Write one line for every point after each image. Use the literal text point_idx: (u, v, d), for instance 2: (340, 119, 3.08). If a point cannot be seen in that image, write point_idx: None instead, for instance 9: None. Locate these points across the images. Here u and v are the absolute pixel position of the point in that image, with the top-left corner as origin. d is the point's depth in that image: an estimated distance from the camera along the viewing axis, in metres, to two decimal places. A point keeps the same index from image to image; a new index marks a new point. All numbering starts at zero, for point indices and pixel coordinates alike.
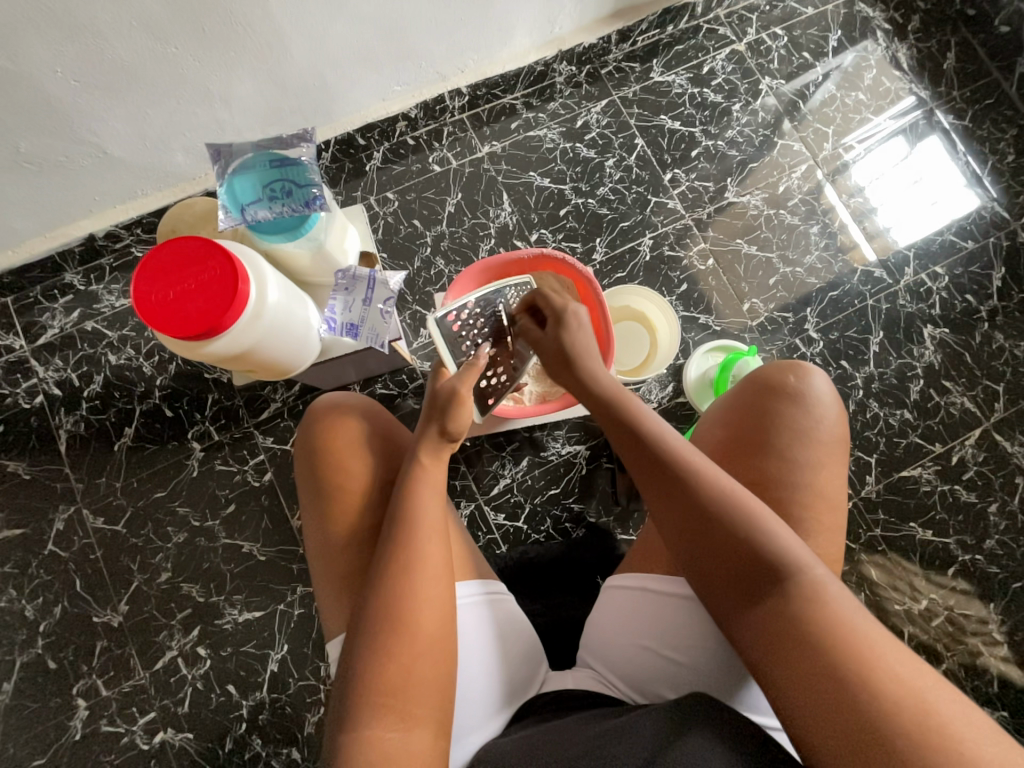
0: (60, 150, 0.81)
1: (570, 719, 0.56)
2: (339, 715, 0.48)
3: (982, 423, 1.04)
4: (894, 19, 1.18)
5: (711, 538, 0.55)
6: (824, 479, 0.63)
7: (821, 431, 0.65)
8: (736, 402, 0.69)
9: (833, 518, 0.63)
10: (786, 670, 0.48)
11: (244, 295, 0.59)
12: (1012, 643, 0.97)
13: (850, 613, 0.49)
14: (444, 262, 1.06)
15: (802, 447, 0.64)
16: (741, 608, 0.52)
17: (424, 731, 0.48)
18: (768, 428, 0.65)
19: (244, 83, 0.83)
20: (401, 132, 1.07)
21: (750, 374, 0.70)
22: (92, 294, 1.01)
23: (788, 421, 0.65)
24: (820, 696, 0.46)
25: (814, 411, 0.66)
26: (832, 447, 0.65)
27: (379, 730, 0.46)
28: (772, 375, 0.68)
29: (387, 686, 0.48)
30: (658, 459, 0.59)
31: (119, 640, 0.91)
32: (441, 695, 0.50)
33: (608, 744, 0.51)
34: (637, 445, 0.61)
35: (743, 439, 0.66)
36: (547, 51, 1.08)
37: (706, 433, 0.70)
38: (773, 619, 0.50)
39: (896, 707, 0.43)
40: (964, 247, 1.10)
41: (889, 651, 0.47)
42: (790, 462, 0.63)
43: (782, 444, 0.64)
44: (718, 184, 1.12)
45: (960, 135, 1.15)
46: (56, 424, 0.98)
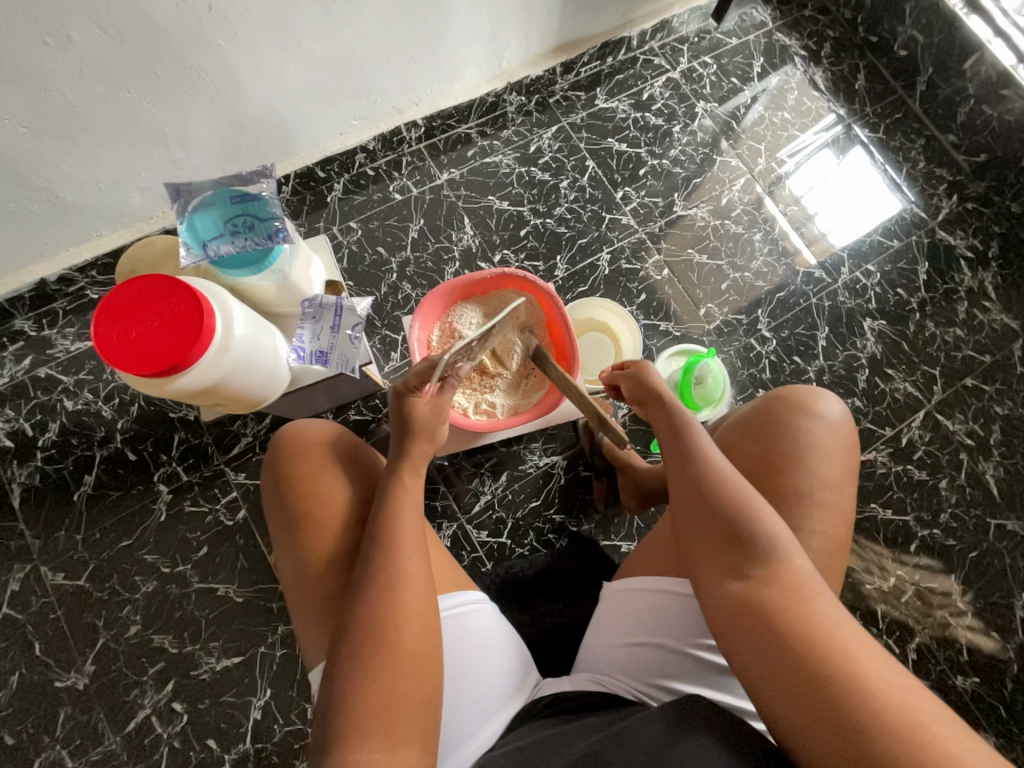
0: (8, 196, 0.80)
1: (565, 729, 0.55)
2: (321, 742, 0.47)
3: (924, 405, 1.12)
4: (808, 46, 1.30)
5: (716, 524, 0.58)
6: (836, 494, 0.67)
7: (822, 450, 0.69)
8: (742, 424, 0.74)
9: (837, 530, 0.67)
10: (771, 662, 0.49)
11: (210, 328, 0.59)
12: (976, 611, 1.02)
13: (834, 613, 0.51)
14: (411, 286, 1.08)
15: (818, 461, 0.68)
16: (732, 598, 0.54)
17: (409, 750, 0.47)
18: (770, 446, 0.69)
19: (200, 123, 0.84)
20: (360, 164, 1.10)
21: (778, 389, 0.75)
22: (45, 340, 0.97)
23: (807, 436, 0.69)
24: (795, 681, 0.47)
25: (816, 430, 0.70)
26: (837, 466, 0.69)
27: (363, 753, 0.45)
28: (798, 394, 0.72)
29: (369, 708, 0.47)
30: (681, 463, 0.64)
31: (85, 705, 0.85)
32: (426, 713, 0.49)
33: (602, 752, 0.50)
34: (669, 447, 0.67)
35: (769, 451, 0.69)
36: (497, 83, 1.14)
37: (732, 440, 0.73)
38: (762, 612, 0.52)
39: (877, 702, 0.45)
40: (891, 246, 1.21)
41: (862, 646, 0.49)
42: (811, 475, 0.67)
43: (802, 457, 0.68)
44: (666, 200, 1.20)
45: (876, 146, 1.27)
46: (8, 478, 0.93)
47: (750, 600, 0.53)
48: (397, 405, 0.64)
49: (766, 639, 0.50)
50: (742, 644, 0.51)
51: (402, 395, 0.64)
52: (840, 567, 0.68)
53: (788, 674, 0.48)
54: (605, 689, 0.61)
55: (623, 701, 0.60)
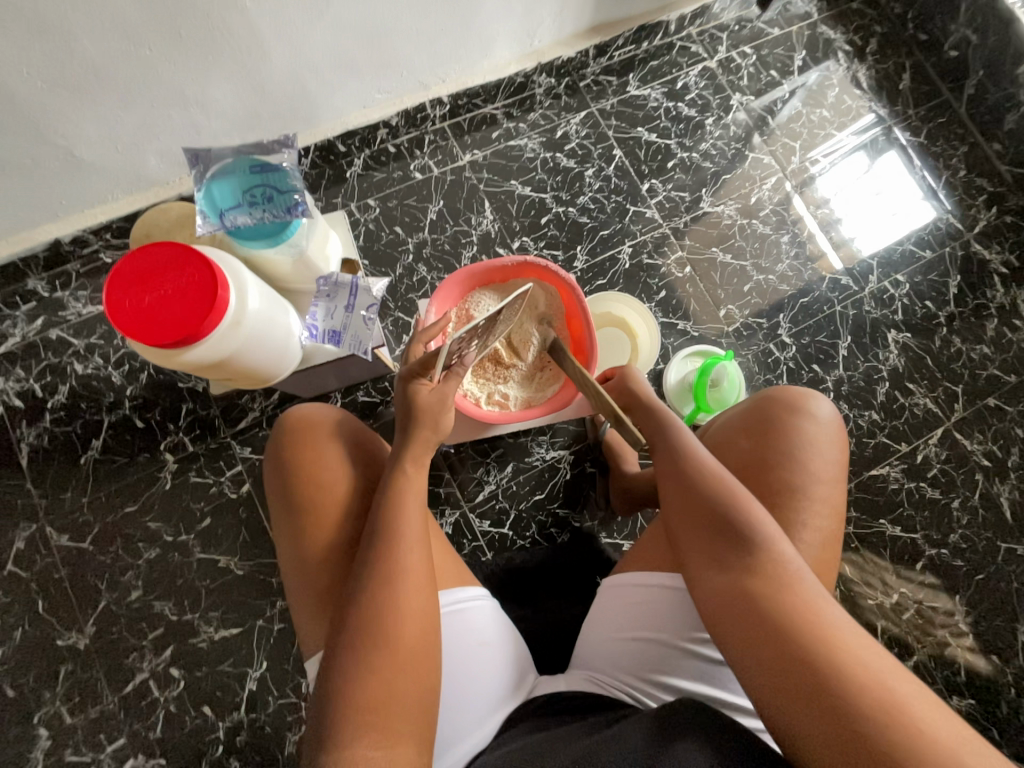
0: (24, 152, 0.78)
1: (565, 727, 0.54)
2: (317, 734, 0.47)
3: (943, 423, 1.10)
4: (853, 41, 1.25)
5: (710, 527, 0.56)
6: (830, 491, 0.65)
7: (816, 447, 0.67)
8: (739, 421, 0.71)
9: (830, 527, 0.65)
10: (758, 654, 0.48)
11: (224, 302, 0.58)
12: (977, 634, 1.01)
13: (819, 603, 0.50)
14: (426, 269, 1.06)
15: (812, 458, 0.66)
16: (720, 591, 0.53)
17: (405, 746, 0.46)
18: (762, 443, 0.67)
19: (221, 88, 0.82)
20: (381, 139, 1.07)
21: (774, 388, 0.73)
22: (57, 301, 0.97)
23: (801, 433, 0.67)
24: (791, 681, 0.46)
25: (811, 429, 0.68)
26: (832, 464, 0.67)
27: (359, 748, 0.45)
28: (795, 393, 0.70)
29: (367, 702, 0.47)
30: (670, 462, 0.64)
31: (85, 664, 0.86)
32: (424, 709, 0.49)
33: (600, 752, 0.49)
34: (661, 447, 0.66)
35: (761, 447, 0.67)
36: (527, 63, 1.10)
37: (728, 437, 0.71)
38: (749, 603, 0.51)
39: (861, 687, 0.44)
40: (923, 256, 1.16)
41: (859, 643, 0.47)
42: (807, 473, 0.65)
43: (796, 455, 0.66)
44: (693, 195, 1.16)
45: (916, 151, 1.22)
46: (16, 437, 0.93)
47: (737, 592, 0.52)
48: (403, 390, 0.63)
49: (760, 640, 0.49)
50: (729, 636, 0.51)
51: (410, 383, 0.63)
52: (834, 565, 0.66)
53: (774, 664, 0.47)
54: (600, 690, 0.60)
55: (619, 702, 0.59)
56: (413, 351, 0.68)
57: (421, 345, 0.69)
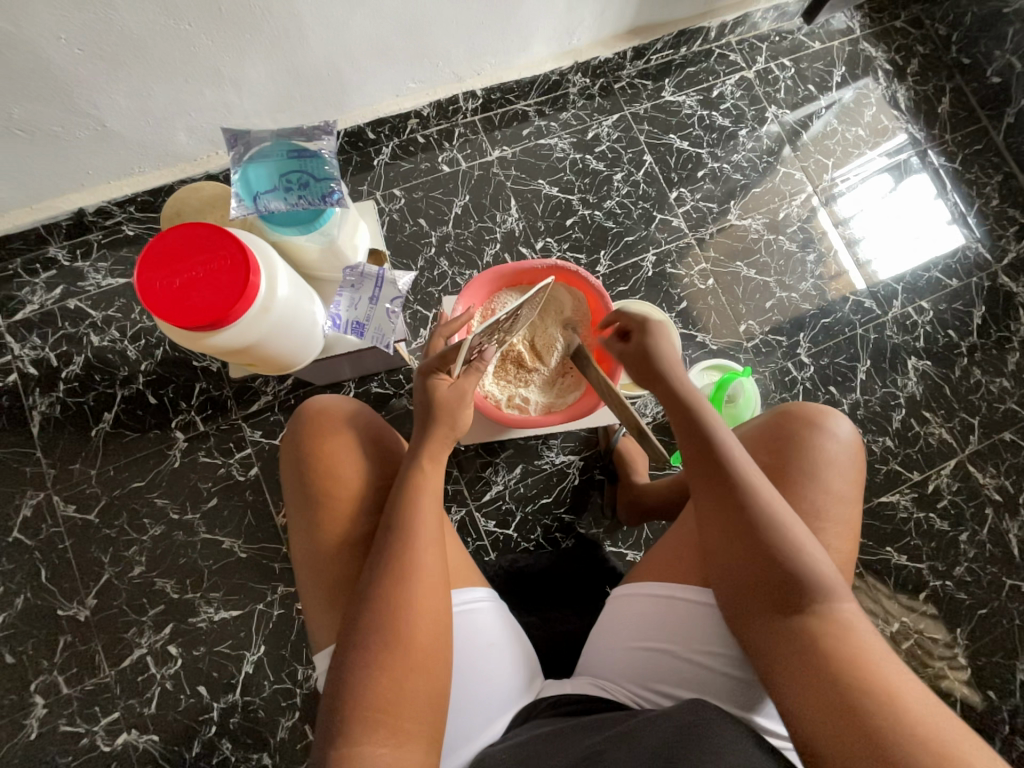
0: (55, 119, 0.78)
1: (570, 725, 0.54)
2: (327, 730, 0.47)
3: (957, 454, 1.09)
4: (894, 61, 1.22)
5: (736, 533, 0.56)
6: (847, 512, 0.64)
7: (833, 466, 0.66)
8: (759, 435, 0.70)
9: (847, 547, 0.64)
10: (813, 696, 0.47)
11: (255, 286, 0.57)
12: (975, 668, 1.00)
13: (870, 643, 0.50)
14: (448, 263, 1.05)
15: (830, 477, 0.65)
16: (775, 630, 0.52)
17: (415, 747, 0.46)
18: (781, 458, 0.66)
19: (257, 67, 0.81)
20: (411, 129, 1.06)
21: (792, 403, 0.72)
22: (77, 271, 0.97)
23: (819, 452, 0.66)
24: (812, 686, 0.48)
25: (829, 447, 0.67)
26: (850, 484, 0.66)
27: (368, 747, 0.45)
28: (812, 410, 0.69)
29: (378, 701, 0.46)
30: (714, 484, 0.59)
31: (84, 636, 0.86)
32: (434, 710, 0.49)
33: (606, 752, 0.48)
34: (692, 456, 0.62)
35: (779, 465, 0.66)
36: (564, 61, 1.09)
37: (746, 454, 0.70)
38: (805, 643, 0.50)
39: (914, 726, 0.44)
40: (948, 285, 1.15)
41: (904, 682, 0.47)
42: (825, 491, 0.64)
43: (814, 473, 0.65)
44: (721, 206, 1.15)
45: (950, 176, 1.20)
46: (29, 405, 0.93)
47: (792, 632, 0.51)
48: (422, 385, 0.62)
49: (786, 644, 0.51)
50: (783, 674, 0.50)
51: (430, 377, 0.62)
52: (849, 585, 0.65)
53: (830, 705, 0.46)
54: (607, 696, 0.59)
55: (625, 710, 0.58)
56: (435, 345, 0.68)
57: (443, 339, 0.69)
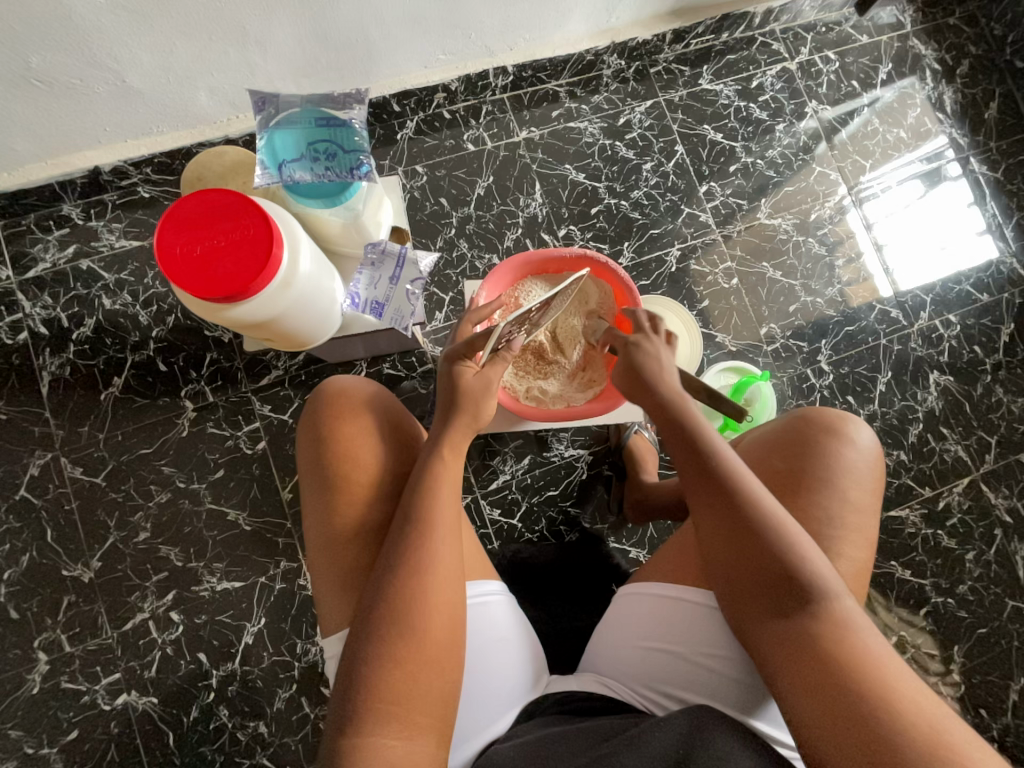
0: (74, 72, 0.75)
1: (578, 725, 0.53)
2: (338, 718, 0.47)
3: (971, 473, 1.07)
4: (944, 60, 1.17)
5: (736, 538, 0.55)
6: (863, 521, 0.63)
7: (851, 474, 0.64)
8: (776, 439, 0.68)
9: (861, 556, 0.63)
10: (819, 706, 0.47)
11: (278, 260, 0.55)
12: (969, 685, 1.00)
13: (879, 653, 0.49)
14: (467, 245, 1.02)
15: (848, 485, 0.64)
16: (780, 643, 0.51)
17: (424, 741, 0.46)
18: (798, 464, 0.65)
19: (283, 27, 0.77)
20: (438, 104, 1.03)
21: (812, 409, 0.70)
22: (91, 231, 0.95)
23: (838, 460, 0.65)
24: (819, 695, 0.47)
25: (847, 455, 0.65)
26: (867, 492, 0.64)
27: (379, 737, 0.45)
28: (833, 416, 0.67)
29: (391, 692, 0.46)
30: (708, 486, 0.58)
31: (88, 597, 0.87)
32: (445, 704, 0.49)
33: (616, 754, 0.48)
34: (691, 460, 0.60)
35: (797, 473, 0.64)
36: (600, 40, 1.04)
37: (763, 459, 0.68)
38: (810, 655, 0.49)
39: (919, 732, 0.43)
40: (978, 299, 1.12)
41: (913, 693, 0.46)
42: (842, 500, 0.63)
43: (832, 480, 0.63)
44: (751, 203, 1.11)
45: (991, 186, 1.15)
46: (39, 365, 0.92)
47: (797, 645, 0.50)
48: (447, 372, 0.61)
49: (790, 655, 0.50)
50: (787, 685, 0.49)
51: (455, 365, 0.61)
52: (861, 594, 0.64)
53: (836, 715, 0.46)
54: (613, 695, 0.59)
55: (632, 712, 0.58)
56: (463, 332, 0.66)
57: (471, 326, 0.67)
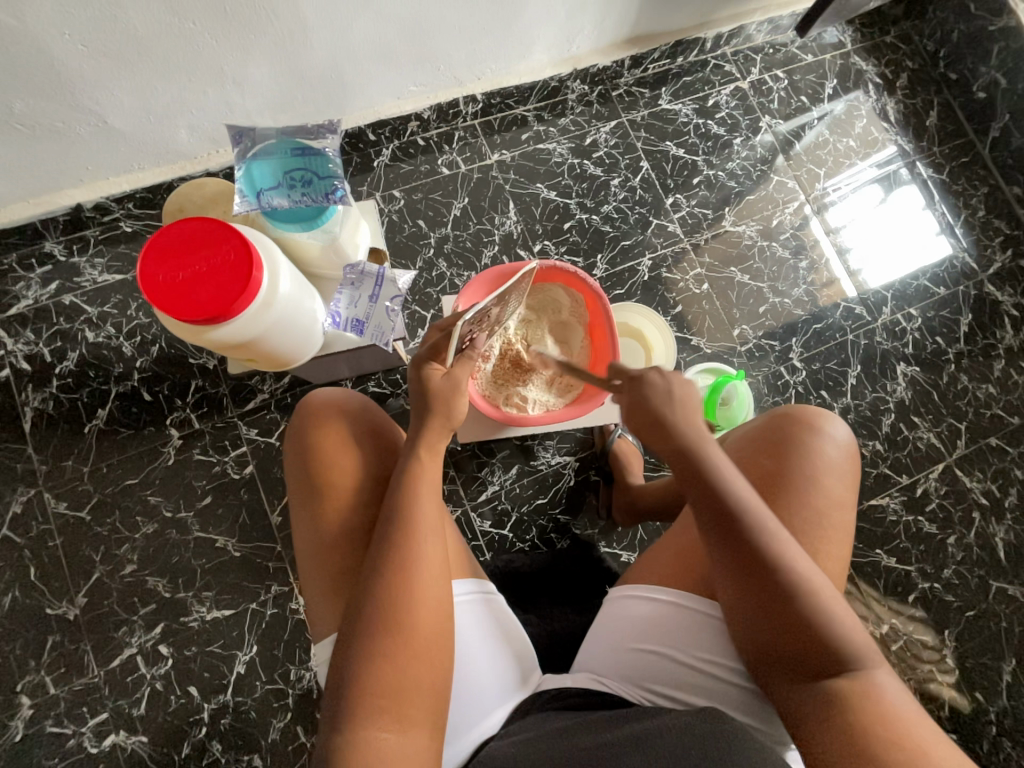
0: (57, 115, 0.78)
1: (576, 722, 0.54)
2: (331, 717, 0.47)
3: (945, 459, 1.11)
4: (884, 74, 1.26)
5: (762, 599, 0.53)
6: (841, 513, 0.65)
7: (829, 469, 0.67)
8: (757, 437, 0.70)
9: (840, 546, 0.65)
10: (817, 718, 0.51)
11: (258, 282, 0.57)
12: (963, 670, 1.02)
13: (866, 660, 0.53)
14: (446, 264, 1.06)
15: (826, 479, 0.66)
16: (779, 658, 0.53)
17: (418, 733, 0.47)
18: (782, 462, 0.67)
19: (259, 67, 0.81)
20: (412, 132, 1.08)
21: (785, 406, 0.72)
22: (73, 267, 0.96)
23: (815, 455, 0.67)
24: (820, 710, 0.51)
25: (825, 449, 0.68)
26: (845, 485, 0.67)
27: (372, 732, 0.46)
28: (805, 411, 0.70)
29: (382, 687, 0.47)
30: (743, 559, 0.54)
31: (73, 635, 0.85)
32: (436, 697, 0.49)
33: (618, 755, 0.48)
34: (725, 537, 0.55)
35: (779, 471, 0.66)
36: (563, 68, 1.10)
37: (745, 456, 0.70)
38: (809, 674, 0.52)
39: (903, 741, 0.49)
40: (936, 293, 1.17)
41: (895, 698, 0.52)
42: (822, 493, 0.65)
43: (811, 475, 0.66)
44: (716, 213, 1.16)
45: (938, 187, 1.23)
46: (21, 401, 0.92)
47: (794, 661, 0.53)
48: (416, 376, 0.62)
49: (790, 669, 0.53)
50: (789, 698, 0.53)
51: (424, 368, 0.62)
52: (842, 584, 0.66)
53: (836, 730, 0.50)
54: (606, 689, 0.59)
55: (625, 705, 0.58)
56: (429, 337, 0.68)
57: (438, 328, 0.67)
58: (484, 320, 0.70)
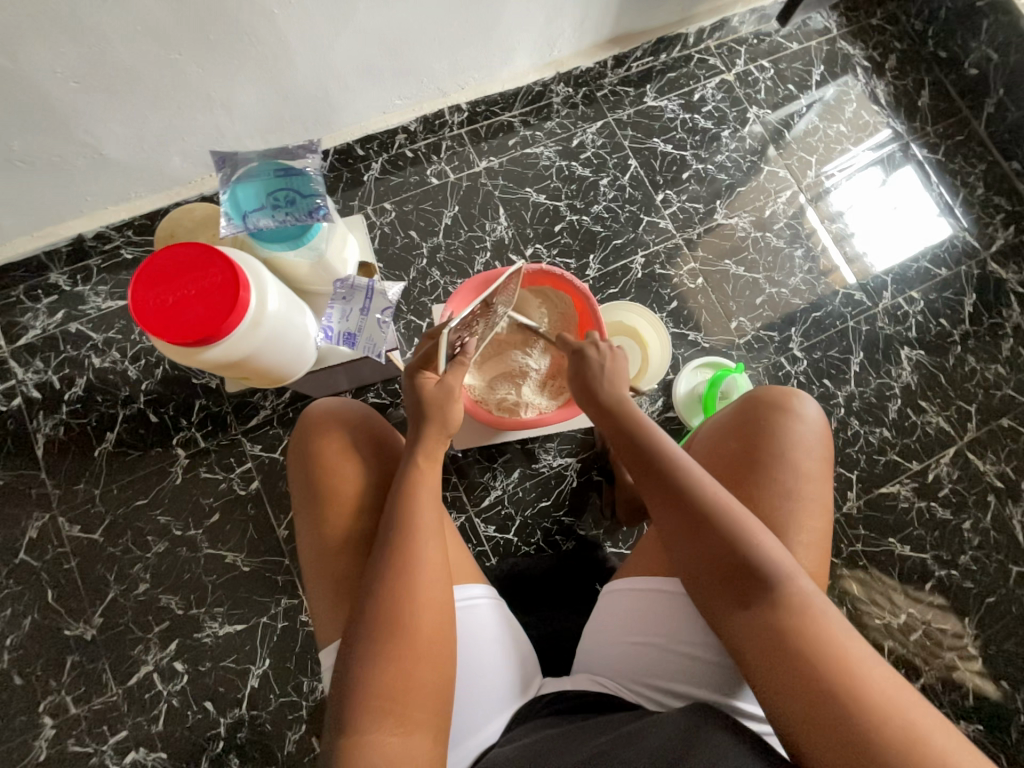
0: (54, 149, 0.80)
1: (576, 726, 0.54)
2: (337, 722, 0.48)
3: (956, 442, 1.08)
4: (872, 57, 1.24)
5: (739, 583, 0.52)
6: (815, 491, 0.64)
7: (800, 447, 0.66)
8: (731, 425, 0.69)
9: (820, 526, 0.63)
10: (798, 706, 0.46)
11: (245, 303, 0.59)
12: (987, 658, 0.99)
13: (845, 636, 0.49)
14: (440, 273, 1.07)
15: (796, 457, 0.65)
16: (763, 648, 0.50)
17: (422, 735, 0.48)
18: (754, 447, 0.66)
19: (246, 91, 0.83)
20: (399, 144, 1.09)
21: (751, 390, 0.72)
22: (78, 295, 0.99)
23: (788, 435, 0.66)
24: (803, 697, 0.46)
25: (796, 429, 0.67)
26: (817, 461, 0.66)
27: (377, 735, 0.46)
28: (775, 394, 0.69)
29: (385, 690, 0.48)
30: (708, 543, 0.54)
31: (91, 655, 0.87)
32: (439, 699, 0.50)
33: (614, 752, 0.48)
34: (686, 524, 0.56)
35: (752, 454, 0.65)
36: (546, 73, 1.12)
37: (722, 445, 0.69)
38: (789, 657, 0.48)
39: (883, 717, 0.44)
40: (938, 274, 1.15)
41: (876, 676, 0.47)
42: (795, 473, 0.64)
43: (781, 456, 0.65)
44: (707, 206, 1.16)
45: (933, 167, 1.21)
46: (33, 428, 0.95)
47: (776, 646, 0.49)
48: (410, 385, 0.63)
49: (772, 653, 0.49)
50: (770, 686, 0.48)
51: (416, 377, 0.63)
52: (828, 566, 0.65)
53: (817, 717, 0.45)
54: (605, 691, 0.59)
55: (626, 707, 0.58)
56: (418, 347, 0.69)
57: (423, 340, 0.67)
58: (474, 324, 0.70)
